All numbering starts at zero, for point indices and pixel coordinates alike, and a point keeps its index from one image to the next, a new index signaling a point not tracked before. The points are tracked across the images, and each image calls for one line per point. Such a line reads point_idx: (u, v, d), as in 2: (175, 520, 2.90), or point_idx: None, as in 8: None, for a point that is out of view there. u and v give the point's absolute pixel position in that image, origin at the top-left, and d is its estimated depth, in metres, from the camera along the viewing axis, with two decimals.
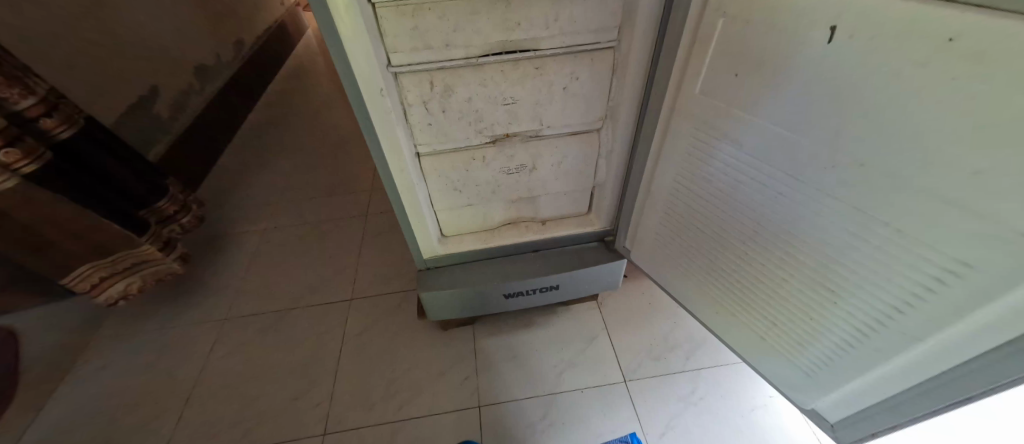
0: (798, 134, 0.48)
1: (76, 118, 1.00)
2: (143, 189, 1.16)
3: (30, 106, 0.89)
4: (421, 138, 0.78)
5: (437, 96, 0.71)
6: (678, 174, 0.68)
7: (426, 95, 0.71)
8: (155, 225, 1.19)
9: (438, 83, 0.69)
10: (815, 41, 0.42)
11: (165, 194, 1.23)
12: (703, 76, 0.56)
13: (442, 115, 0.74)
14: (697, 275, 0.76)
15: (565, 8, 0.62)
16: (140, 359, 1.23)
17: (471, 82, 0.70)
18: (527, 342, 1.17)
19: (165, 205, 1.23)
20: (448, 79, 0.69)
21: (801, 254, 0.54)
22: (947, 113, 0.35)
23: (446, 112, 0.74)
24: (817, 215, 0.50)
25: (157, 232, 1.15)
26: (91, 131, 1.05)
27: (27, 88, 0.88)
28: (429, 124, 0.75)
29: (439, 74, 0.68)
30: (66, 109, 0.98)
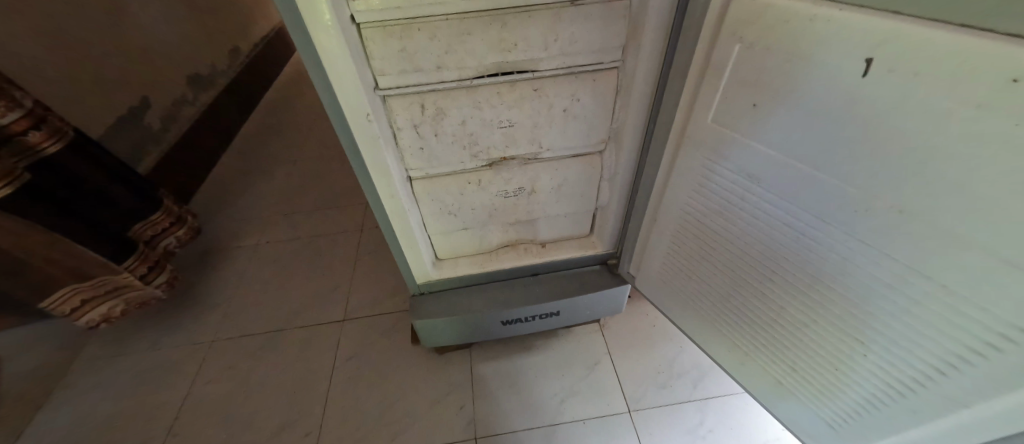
0: (825, 173, 0.43)
1: (66, 129, 0.91)
2: (136, 204, 1.07)
3: (14, 120, 0.80)
4: (413, 162, 0.73)
5: (429, 119, 0.67)
6: (689, 205, 0.64)
7: (416, 119, 0.66)
8: (145, 243, 1.08)
9: (429, 106, 0.65)
10: (847, 73, 0.37)
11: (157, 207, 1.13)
12: (717, 104, 0.51)
13: (434, 139, 0.69)
14: (709, 311, 0.71)
15: (564, 28, 0.58)
16: (123, 383, 1.18)
17: (464, 105, 0.66)
18: (526, 367, 1.12)
19: (157, 218, 1.12)
20: (440, 102, 0.65)
21: (826, 301, 0.49)
22: (1009, 163, 0.30)
23: (438, 136, 0.69)
24: (846, 262, 0.45)
25: (144, 253, 1.05)
26: (82, 142, 0.96)
27: (11, 100, 0.79)
28: (420, 148, 0.71)
29: (430, 97, 0.64)
30: (54, 120, 0.89)
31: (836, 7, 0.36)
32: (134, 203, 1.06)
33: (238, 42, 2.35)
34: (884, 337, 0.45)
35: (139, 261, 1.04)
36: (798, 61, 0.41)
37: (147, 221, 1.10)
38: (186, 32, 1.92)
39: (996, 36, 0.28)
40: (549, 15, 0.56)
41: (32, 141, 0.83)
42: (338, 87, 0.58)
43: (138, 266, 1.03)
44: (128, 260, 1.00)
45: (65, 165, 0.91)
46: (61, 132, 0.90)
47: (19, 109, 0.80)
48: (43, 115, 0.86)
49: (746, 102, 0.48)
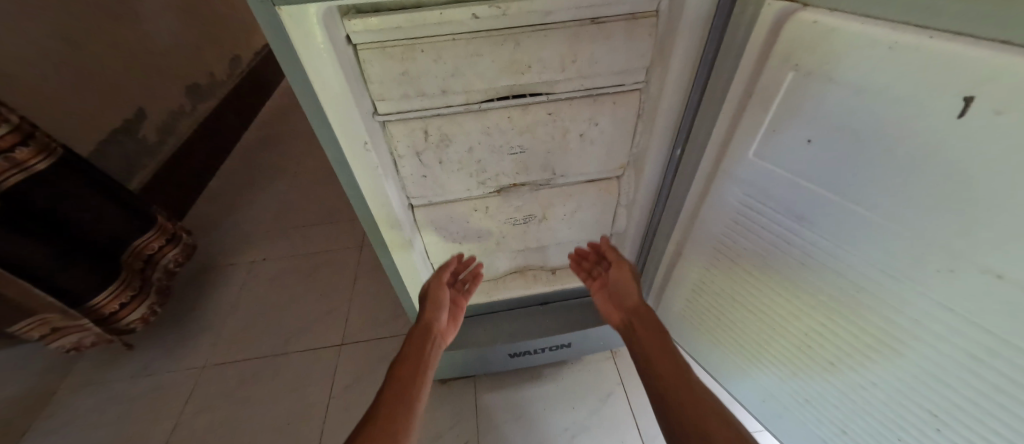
0: (897, 223, 0.36)
1: (56, 145, 0.80)
2: (132, 226, 0.96)
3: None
4: (414, 190, 0.67)
5: (432, 146, 0.61)
6: (720, 241, 0.58)
7: (419, 146, 0.60)
8: (134, 269, 0.97)
9: (433, 132, 0.59)
10: (936, 112, 0.30)
11: (149, 228, 1.01)
12: (761, 136, 0.45)
13: (438, 166, 0.64)
14: (738, 355, 0.65)
15: (584, 48, 0.52)
16: (108, 413, 1.12)
17: (471, 131, 0.60)
18: (533, 397, 1.04)
19: (147, 241, 1.01)
20: (445, 128, 0.59)
21: (888, 363, 0.43)
22: None
23: (443, 164, 0.63)
24: (916, 324, 0.39)
25: (125, 281, 0.94)
26: (77, 162, 0.85)
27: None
28: (422, 176, 0.65)
29: (434, 122, 0.58)
30: (43, 135, 0.78)
31: (926, 34, 0.30)
32: (129, 227, 0.95)
33: (239, 51, 2.31)
34: (961, 412, 0.38)
35: (120, 290, 0.93)
36: (868, 96, 0.34)
37: (141, 243, 0.99)
38: (185, 41, 1.87)
39: None
40: (567, 33, 0.50)
41: (15, 159, 0.72)
42: (332, 115, 0.52)
43: (115, 298, 0.92)
44: (101, 296, 0.89)
45: (54, 188, 0.80)
46: (50, 148, 0.78)
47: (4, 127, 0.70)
48: (31, 130, 0.75)
49: (797, 137, 0.41)
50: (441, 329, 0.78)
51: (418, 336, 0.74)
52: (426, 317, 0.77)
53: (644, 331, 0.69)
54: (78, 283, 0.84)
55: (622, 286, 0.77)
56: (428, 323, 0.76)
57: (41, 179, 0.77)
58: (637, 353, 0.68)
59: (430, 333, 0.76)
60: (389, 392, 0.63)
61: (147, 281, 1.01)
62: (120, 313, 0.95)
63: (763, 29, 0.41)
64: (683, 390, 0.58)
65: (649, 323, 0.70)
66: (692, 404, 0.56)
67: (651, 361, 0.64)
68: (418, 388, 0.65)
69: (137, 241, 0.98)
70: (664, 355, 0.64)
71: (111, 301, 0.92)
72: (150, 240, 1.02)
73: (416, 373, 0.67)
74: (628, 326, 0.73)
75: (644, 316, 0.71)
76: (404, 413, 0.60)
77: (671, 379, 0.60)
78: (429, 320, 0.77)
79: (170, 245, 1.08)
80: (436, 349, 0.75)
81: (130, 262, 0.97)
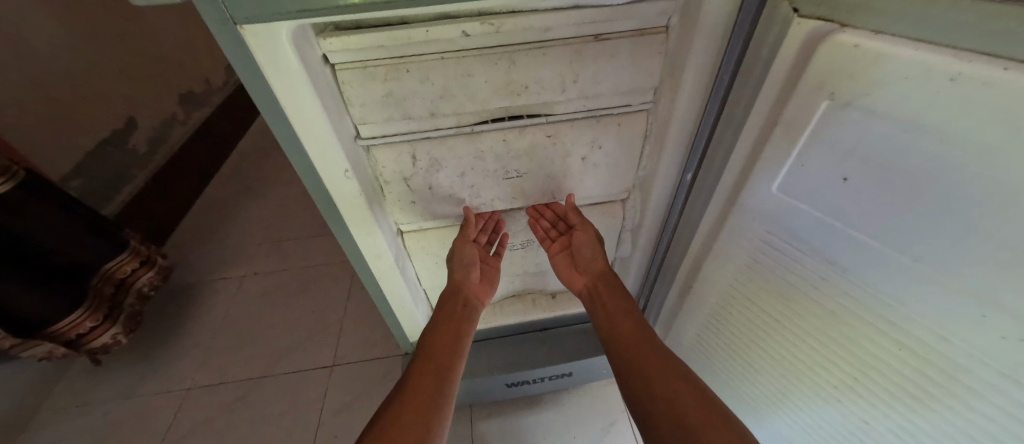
0: (952, 278, 0.31)
1: (18, 169, 0.76)
2: (102, 246, 0.92)
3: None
4: (403, 217, 0.62)
5: (421, 171, 0.56)
6: (737, 277, 0.53)
7: (406, 170, 0.55)
8: (102, 295, 0.93)
9: (421, 157, 0.54)
10: (1009, 158, 0.25)
11: (123, 249, 0.97)
12: (788, 169, 0.40)
13: (427, 191, 0.59)
14: (755, 399, 0.59)
15: (587, 66, 0.47)
16: (86, 438, 1.07)
17: (463, 155, 0.55)
18: (532, 426, 0.98)
19: (120, 264, 0.97)
20: (435, 152, 0.54)
21: (932, 427, 0.37)
22: None
23: (433, 189, 0.59)
24: (971, 393, 0.33)
25: (93, 304, 0.90)
26: (43, 186, 0.81)
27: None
28: (411, 201, 0.60)
29: (422, 146, 0.53)
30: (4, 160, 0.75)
31: (998, 64, 0.24)
32: (97, 251, 0.91)
33: None
34: None
35: (84, 316, 0.88)
36: (921, 134, 0.29)
37: (111, 267, 0.95)
38: (181, 49, 1.84)
39: None
40: (567, 51, 0.45)
41: None
42: (307, 141, 0.47)
43: (78, 325, 0.88)
44: (65, 318, 0.85)
45: (17, 212, 0.75)
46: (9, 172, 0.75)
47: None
48: None
49: (831, 173, 0.37)
50: (475, 293, 0.68)
51: (448, 307, 0.64)
52: (456, 279, 0.66)
53: (607, 294, 0.62)
54: (35, 306, 0.79)
55: (588, 250, 0.64)
56: (458, 285, 0.66)
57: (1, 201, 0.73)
58: (598, 318, 0.60)
59: (459, 299, 0.65)
60: (420, 371, 0.54)
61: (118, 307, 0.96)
62: (84, 339, 0.90)
63: (790, 51, 0.36)
64: (645, 354, 0.51)
65: (611, 285, 0.62)
66: (654, 369, 0.49)
67: (614, 326, 0.57)
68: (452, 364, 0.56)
69: (108, 266, 0.94)
70: (626, 319, 0.57)
71: (74, 327, 0.87)
72: (121, 263, 0.97)
73: (446, 348, 0.58)
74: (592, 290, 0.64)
75: (608, 279, 0.64)
76: (433, 391, 0.51)
77: (631, 343, 0.54)
78: (457, 282, 0.66)
79: (145, 269, 1.03)
80: (470, 315, 0.65)
81: (99, 287, 0.92)
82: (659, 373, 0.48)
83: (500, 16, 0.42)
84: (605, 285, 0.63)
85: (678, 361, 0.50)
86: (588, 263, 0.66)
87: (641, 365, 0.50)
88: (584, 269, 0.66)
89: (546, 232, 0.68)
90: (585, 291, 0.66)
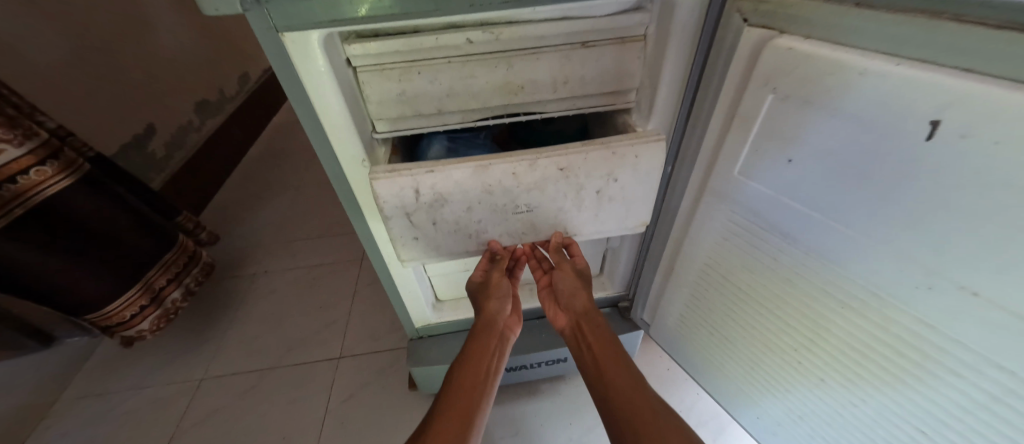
0: (872, 239, 0.38)
1: (81, 163, 0.84)
2: (150, 242, 0.96)
3: (18, 156, 0.72)
4: (406, 252, 0.63)
5: (425, 206, 0.56)
6: (710, 257, 0.58)
7: (409, 205, 0.56)
8: (152, 281, 0.97)
9: (426, 191, 0.55)
10: (906, 135, 0.32)
11: (173, 244, 1.03)
12: (743, 156, 0.47)
13: (432, 227, 0.59)
14: (734, 373, 0.64)
15: (575, 70, 0.53)
16: (108, 423, 1.12)
17: (470, 190, 0.56)
18: (530, 413, 1.02)
19: (173, 257, 1.03)
20: (439, 186, 0.55)
21: (873, 376, 0.43)
22: None
23: (437, 224, 0.59)
24: (902, 341, 0.39)
25: (137, 295, 0.94)
26: (98, 179, 0.87)
27: (24, 130, 0.74)
28: (414, 237, 0.61)
29: (427, 181, 0.54)
30: (69, 153, 0.82)
31: (892, 61, 0.32)
32: (148, 247, 0.96)
33: (247, 68, 2.38)
34: (950, 431, 0.38)
35: (135, 298, 0.93)
36: (843, 118, 0.36)
37: (161, 263, 1.00)
38: (196, 59, 1.93)
39: None
40: (558, 56, 0.52)
41: (43, 172, 0.75)
42: (330, 134, 0.54)
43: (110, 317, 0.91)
44: (111, 305, 0.89)
45: (83, 202, 0.82)
46: (74, 165, 0.82)
47: (30, 141, 0.74)
48: (58, 148, 0.80)
49: (779, 157, 0.43)
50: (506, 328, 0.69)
51: (483, 340, 0.64)
52: (492, 309, 0.68)
53: (593, 339, 0.64)
54: (97, 289, 0.85)
55: (569, 282, 0.68)
56: (492, 319, 0.67)
57: (73, 192, 0.80)
58: (587, 365, 0.62)
59: (493, 333, 0.66)
60: (450, 410, 0.53)
61: (153, 308, 0.98)
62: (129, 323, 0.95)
63: (744, 52, 0.43)
64: (641, 415, 0.51)
65: (594, 326, 0.65)
66: (648, 429, 0.49)
67: (605, 377, 0.58)
68: (477, 410, 0.54)
69: (155, 264, 0.98)
70: (618, 366, 0.58)
71: (120, 312, 0.92)
72: (173, 258, 1.03)
73: (474, 390, 0.57)
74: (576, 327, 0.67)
75: (592, 320, 0.66)
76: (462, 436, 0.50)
77: (626, 396, 0.54)
78: (493, 314, 0.68)
79: (191, 265, 1.09)
80: (501, 351, 0.66)
81: (155, 277, 0.98)
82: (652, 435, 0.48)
83: (499, 26, 0.49)
84: (590, 327, 0.65)
85: (676, 426, 0.49)
86: (569, 298, 0.69)
87: (635, 426, 0.49)
88: (567, 305, 0.69)
89: (539, 262, 0.76)
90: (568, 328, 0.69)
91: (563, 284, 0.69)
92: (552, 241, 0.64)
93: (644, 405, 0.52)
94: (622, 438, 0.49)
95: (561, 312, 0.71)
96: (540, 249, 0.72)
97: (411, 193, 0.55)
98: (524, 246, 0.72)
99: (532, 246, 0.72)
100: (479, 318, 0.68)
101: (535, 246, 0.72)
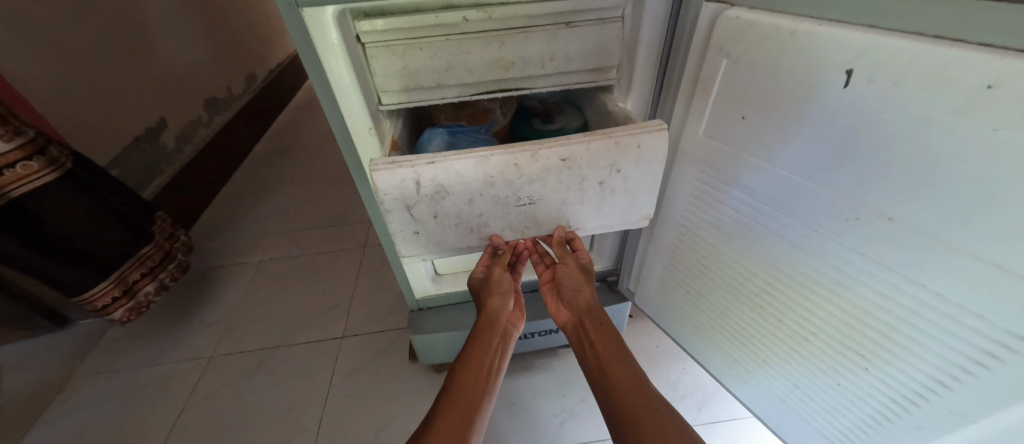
0: (812, 181, 0.44)
1: (65, 160, 0.85)
2: (128, 231, 0.99)
3: (6, 151, 0.74)
4: (406, 248, 0.61)
5: (426, 199, 0.54)
6: (684, 217, 0.64)
7: (410, 197, 0.53)
8: (131, 270, 1.00)
9: (427, 183, 0.52)
10: (829, 84, 0.39)
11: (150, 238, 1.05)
12: (706, 119, 0.53)
13: (433, 221, 0.57)
14: (709, 328, 0.70)
15: (560, 48, 0.60)
16: (118, 399, 1.15)
17: (472, 183, 0.53)
18: (525, 387, 1.07)
19: (150, 251, 1.05)
20: (440, 178, 0.52)
21: (822, 310, 0.49)
22: (979, 155, 0.31)
23: (439, 217, 0.57)
24: (841, 271, 0.45)
25: (122, 277, 0.98)
26: (84, 176, 0.90)
27: (14, 128, 0.76)
28: (415, 231, 0.58)
29: (427, 173, 0.51)
30: (54, 150, 0.83)
31: (816, 22, 0.38)
32: (129, 242, 0.98)
33: (254, 68, 2.46)
34: (883, 349, 0.44)
35: (113, 286, 0.96)
36: (783, 75, 0.42)
37: (136, 258, 1.01)
38: (205, 58, 2.01)
39: (944, 42, 0.31)
40: (544, 35, 0.58)
41: (27, 169, 0.78)
42: (340, 103, 0.59)
43: (100, 297, 0.94)
44: (93, 290, 0.92)
45: (65, 192, 0.84)
46: (58, 162, 0.83)
47: (18, 138, 0.76)
48: (43, 146, 0.81)
49: (735, 114, 0.49)
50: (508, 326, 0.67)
51: (485, 336, 0.62)
52: (494, 306, 0.66)
53: (595, 334, 0.60)
54: (65, 273, 0.87)
55: (572, 279, 0.65)
56: (495, 315, 0.66)
57: (48, 191, 0.82)
58: (589, 361, 0.58)
59: (498, 330, 0.64)
60: (448, 412, 0.50)
61: (125, 300, 1.00)
62: (107, 309, 0.98)
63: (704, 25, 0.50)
64: (643, 413, 0.48)
65: (597, 321, 0.61)
66: (650, 425, 0.46)
67: (606, 373, 0.54)
68: (476, 412, 0.52)
69: (129, 260, 0.99)
70: (620, 363, 0.54)
71: (103, 296, 0.95)
72: (149, 253, 1.05)
73: (475, 389, 0.54)
74: (579, 323, 0.64)
75: (594, 315, 0.62)
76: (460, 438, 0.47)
77: (628, 393, 0.50)
78: (495, 310, 0.66)
79: (166, 262, 1.10)
80: (504, 348, 0.64)
81: (133, 267, 1.00)
82: (654, 432, 0.45)
83: (492, 6, 0.56)
84: (591, 323, 0.61)
85: (680, 423, 0.46)
86: (571, 295, 0.66)
87: (636, 423, 0.47)
88: (571, 304, 0.66)
89: (540, 258, 0.73)
90: (571, 325, 0.66)
91: (565, 281, 0.66)
92: (556, 235, 0.62)
93: (646, 403, 0.49)
94: (622, 438, 0.47)
95: (563, 307, 0.68)
96: (542, 243, 0.72)
97: (411, 183, 0.52)
98: (527, 240, 0.71)
99: (534, 240, 0.72)
100: (482, 316, 0.66)
101: (537, 240, 0.72)
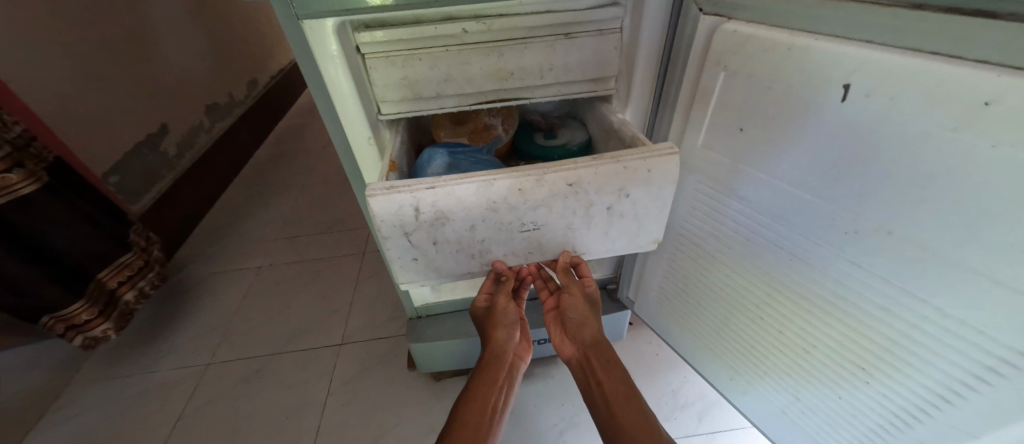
0: (811, 194, 0.44)
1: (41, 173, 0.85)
2: (106, 240, 0.98)
3: None
4: (404, 275, 0.60)
5: (426, 225, 0.54)
6: (683, 227, 0.64)
7: (409, 224, 0.53)
8: (107, 281, 0.99)
9: (426, 209, 0.52)
10: (826, 99, 0.39)
11: (127, 246, 1.05)
12: (704, 131, 0.54)
13: (432, 247, 0.57)
14: (709, 339, 0.70)
15: (560, 58, 0.60)
16: (114, 406, 1.14)
17: (474, 211, 0.53)
18: (525, 396, 1.06)
19: (129, 258, 1.05)
20: (441, 204, 0.52)
21: (822, 323, 0.49)
22: (978, 171, 0.31)
23: (438, 244, 0.57)
24: (841, 285, 0.45)
25: (100, 287, 0.98)
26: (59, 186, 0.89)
27: None
28: (413, 258, 0.58)
29: (427, 198, 0.51)
30: (31, 165, 0.83)
31: (813, 37, 0.38)
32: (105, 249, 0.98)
33: (256, 75, 2.48)
34: (883, 362, 0.44)
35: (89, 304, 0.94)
36: (781, 90, 0.42)
37: (115, 265, 1.01)
38: (206, 64, 2.01)
39: (940, 58, 0.31)
40: (544, 46, 0.58)
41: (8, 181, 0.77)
42: (339, 112, 0.59)
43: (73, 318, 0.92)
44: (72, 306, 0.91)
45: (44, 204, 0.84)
46: (36, 175, 0.83)
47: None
48: (20, 160, 0.81)
49: (733, 127, 0.49)
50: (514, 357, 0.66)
51: (491, 367, 0.62)
52: (500, 338, 0.66)
53: (601, 371, 0.59)
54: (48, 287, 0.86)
55: (578, 312, 0.65)
56: (501, 347, 0.65)
57: (27, 202, 0.81)
58: (595, 399, 0.57)
59: (504, 361, 0.64)
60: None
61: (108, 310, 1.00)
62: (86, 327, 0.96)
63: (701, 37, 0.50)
64: None
65: (602, 357, 0.61)
66: None
67: (614, 411, 0.53)
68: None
69: (102, 271, 0.98)
70: (628, 403, 0.53)
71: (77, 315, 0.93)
72: (128, 261, 1.04)
73: (483, 426, 0.54)
74: (584, 357, 0.63)
75: (600, 350, 0.61)
76: None
77: (637, 432, 0.49)
78: (501, 344, 0.65)
79: (143, 272, 1.10)
80: (508, 383, 0.63)
81: (109, 277, 0.99)
82: None
83: (492, 17, 0.56)
84: (597, 357, 0.61)
85: None
86: (577, 327, 0.65)
87: None
88: (575, 336, 0.65)
89: (545, 283, 0.73)
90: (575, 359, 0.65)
91: (571, 313, 0.66)
92: (562, 260, 0.62)
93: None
94: None
95: (567, 340, 0.67)
96: (547, 268, 0.72)
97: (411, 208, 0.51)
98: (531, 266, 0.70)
99: (539, 266, 0.71)
100: (487, 346, 0.65)
101: (541, 266, 0.72)
